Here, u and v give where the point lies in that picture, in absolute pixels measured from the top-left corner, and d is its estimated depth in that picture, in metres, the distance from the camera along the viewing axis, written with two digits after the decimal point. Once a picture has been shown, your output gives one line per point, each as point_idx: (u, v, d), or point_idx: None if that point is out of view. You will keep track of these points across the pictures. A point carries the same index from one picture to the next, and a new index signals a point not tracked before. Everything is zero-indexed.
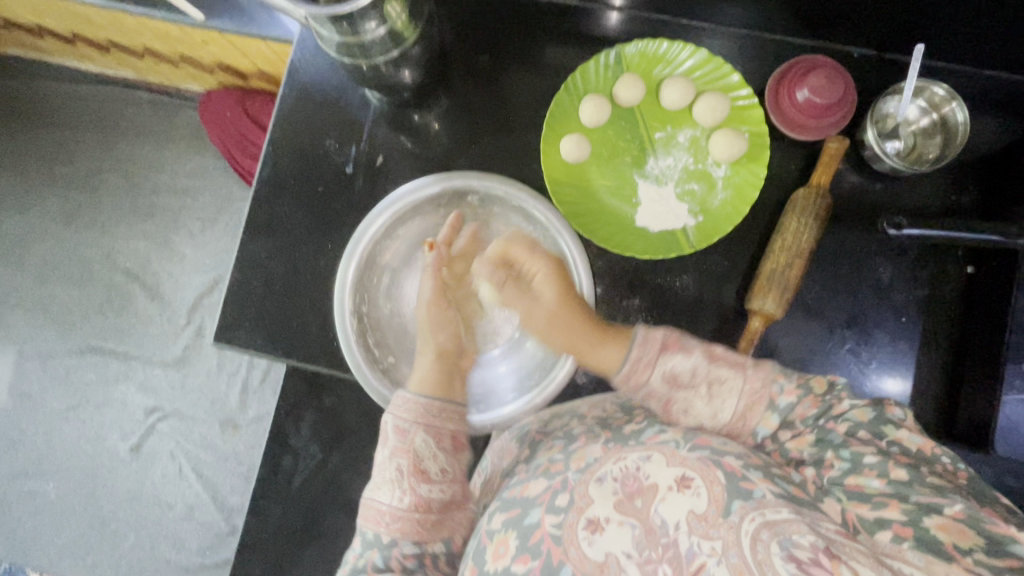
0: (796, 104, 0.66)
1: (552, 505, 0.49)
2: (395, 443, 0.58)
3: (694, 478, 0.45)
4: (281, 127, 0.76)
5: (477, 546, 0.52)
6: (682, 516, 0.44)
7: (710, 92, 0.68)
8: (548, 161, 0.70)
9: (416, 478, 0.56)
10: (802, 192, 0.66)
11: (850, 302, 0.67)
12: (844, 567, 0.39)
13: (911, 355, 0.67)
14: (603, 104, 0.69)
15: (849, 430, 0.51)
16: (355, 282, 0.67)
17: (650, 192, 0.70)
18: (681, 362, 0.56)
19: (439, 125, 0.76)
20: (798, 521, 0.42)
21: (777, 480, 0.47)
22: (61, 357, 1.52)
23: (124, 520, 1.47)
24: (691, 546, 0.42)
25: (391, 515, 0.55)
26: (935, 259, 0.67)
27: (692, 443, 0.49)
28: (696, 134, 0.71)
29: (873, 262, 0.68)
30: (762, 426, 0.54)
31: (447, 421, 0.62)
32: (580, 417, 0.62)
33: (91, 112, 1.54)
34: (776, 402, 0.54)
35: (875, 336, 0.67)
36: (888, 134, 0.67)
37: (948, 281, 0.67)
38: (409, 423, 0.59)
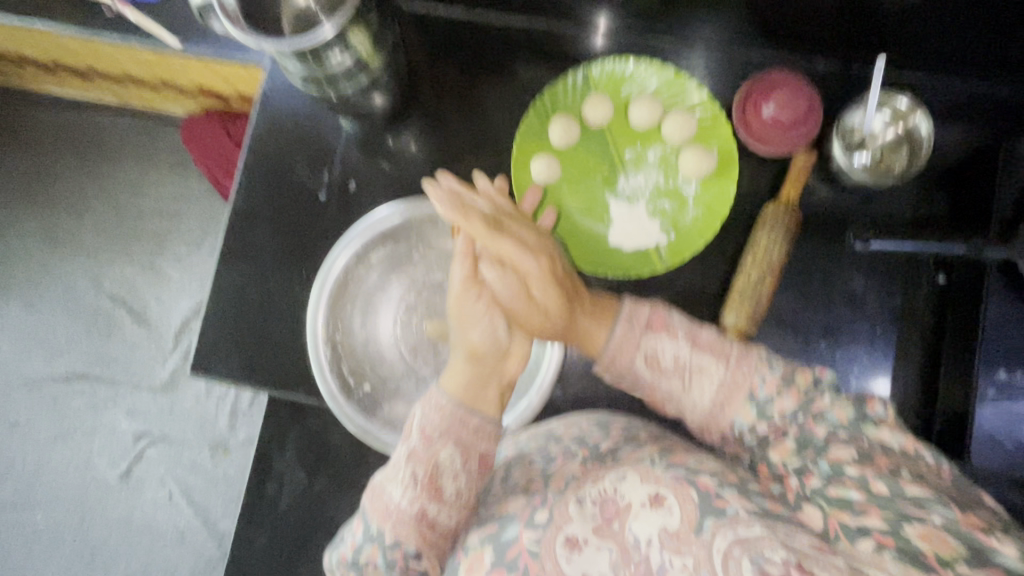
0: (763, 119, 0.67)
1: (531, 521, 0.47)
2: (417, 448, 0.52)
3: (668, 495, 0.43)
4: (255, 153, 0.76)
5: (453, 563, 0.49)
6: (654, 532, 0.41)
7: (677, 110, 0.69)
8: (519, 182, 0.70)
9: (431, 491, 0.51)
10: (771, 207, 0.66)
11: (824, 313, 0.68)
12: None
13: (887, 363, 0.67)
14: (571, 125, 0.69)
15: (828, 431, 0.50)
16: (326, 315, 0.67)
17: (621, 210, 0.70)
18: (666, 345, 0.57)
19: (416, 147, 0.76)
20: (770, 538, 0.39)
21: (751, 497, 0.44)
22: (48, 384, 1.51)
23: (116, 547, 1.45)
24: (663, 563, 0.40)
25: (398, 515, 0.50)
26: (906, 269, 0.67)
27: (668, 461, 0.48)
28: (666, 150, 0.71)
29: (845, 272, 0.68)
30: (741, 417, 0.54)
31: (479, 439, 0.54)
32: (557, 439, 0.60)
33: (75, 139, 1.54)
34: (755, 394, 0.53)
35: (850, 346, 0.67)
36: (855, 147, 0.66)
37: (920, 290, 0.67)
38: (438, 433, 0.52)
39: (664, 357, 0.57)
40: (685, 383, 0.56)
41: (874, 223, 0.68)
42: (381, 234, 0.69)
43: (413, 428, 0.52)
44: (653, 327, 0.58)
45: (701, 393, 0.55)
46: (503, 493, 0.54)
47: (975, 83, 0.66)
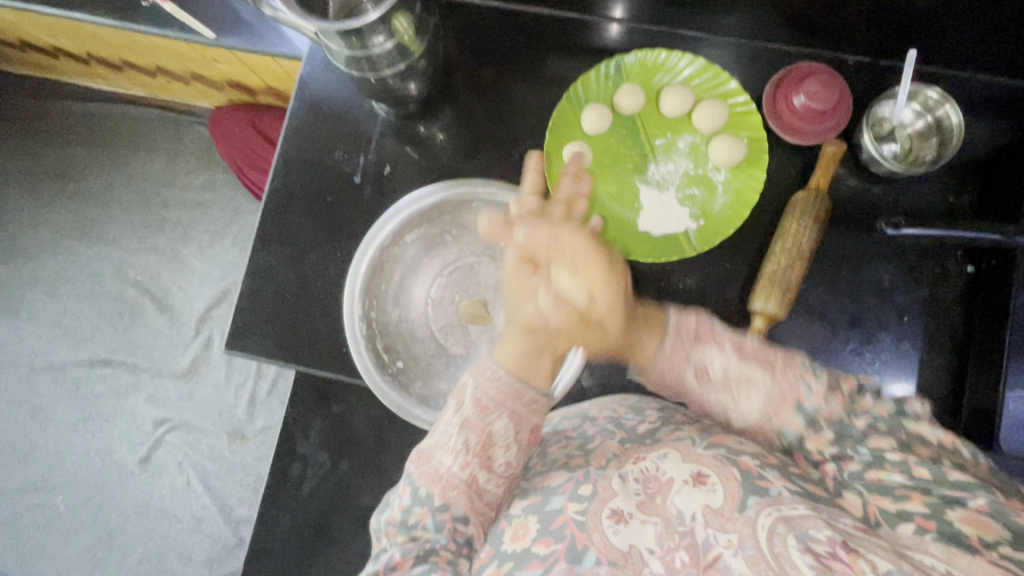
0: (794, 109, 0.68)
1: (575, 494, 0.48)
2: (471, 417, 0.53)
3: (709, 475, 0.45)
4: (291, 139, 0.79)
5: (496, 531, 0.52)
6: (699, 509, 0.43)
7: (708, 100, 0.70)
8: (551, 168, 0.71)
9: (483, 458, 0.52)
10: (802, 195, 0.67)
11: (852, 303, 0.68)
12: (862, 562, 0.37)
13: (914, 355, 0.67)
14: (604, 112, 0.71)
15: (869, 424, 0.49)
16: (363, 291, 0.69)
17: (651, 197, 0.72)
18: (714, 357, 0.55)
19: (444, 136, 0.78)
20: (814, 517, 0.40)
21: (793, 479, 0.45)
22: (71, 369, 1.54)
23: (134, 531, 1.47)
24: (708, 537, 0.41)
25: (448, 481, 0.52)
26: (934, 259, 0.68)
27: (709, 441, 0.48)
28: (696, 140, 0.72)
29: (873, 263, 0.68)
30: (788, 426, 0.51)
31: (532, 413, 0.56)
32: (591, 418, 0.61)
33: (105, 130, 1.58)
34: (802, 403, 0.51)
35: (877, 337, 0.68)
36: (884, 138, 0.68)
37: (948, 281, 0.68)
38: (495, 404, 0.54)
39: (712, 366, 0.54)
40: (733, 399, 0.53)
41: (903, 212, 0.69)
42: (418, 214, 0.70)
43: (469, 396, 0.53)
44: (703, 337, 0.56)
45: (749, 405, 0.52)
46: (541, 467, 0.56)
47: (1002, 83, 0.68)
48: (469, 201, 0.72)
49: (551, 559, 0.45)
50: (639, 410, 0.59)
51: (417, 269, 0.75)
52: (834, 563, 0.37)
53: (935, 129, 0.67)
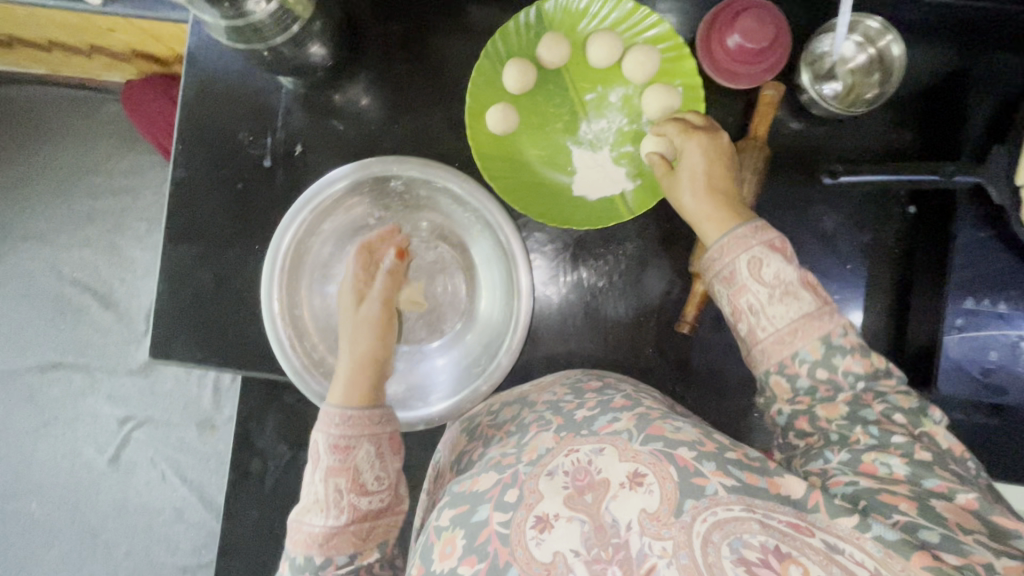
0: (730, 51, 0.62)
1: (501, 502, 0.44)
2: (333, 462, 0.50)
3: (647, 474, 0.42)
4: (189, 122, 0.71)
5: (425, 544, 0.47)
6: (635, 516, 0.40)
7: (639, 46, 0.65)
8: (474, 135, 0.65)
9: (354, 492, 0.50)
10: (742, 144, 0.64)
11: (795, 255, 0.66)
12: (794, 568, 0.36)
13: (856, 302, 0.66)
14: (527, 69, 0.64)
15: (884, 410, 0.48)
16: (282, 297, 0.63)
17: (585, 159, 0.67)
18: (774, 261, 0.51)
19: (370, 99, 0.71)
20: (749, 519, 0.39)
21: (731, 470, 0.42)
22: (20, 376, 1.47)
23: (115, 529, 1.45)
24: (643, 547, 0.39)
25: (328, 534, 0.48)
26: (878, 202, 0.66)
27: (646, 435, 0.45)
28: (629, 92, 0.67)
29: (816, 212, 0.66)
30: (806, 350, 0.49)
31: (387, 424, 0.55)
32: (530, 405, 0.58)
33: (8, 116, 1.43)
34: (832, 337, 0.49)
35: (820, 287, 0.66)
36: (824, 75, 0.64)
37: (892, 223, 0.66)
38: (349, 439, 0.52)
39: (768, 268, 0.51)
40: (770, 298, 0.50)
41: (844, 158, 0.66)
42: (330, 200, 0.64)
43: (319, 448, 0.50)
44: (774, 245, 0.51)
45: (779, 313, 0.50)
46: (478, 466, 0.52)
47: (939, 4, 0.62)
48: (386, 178, 0.66)
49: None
50: (580, 393, 0.57)
51: (338, 259, 0.70)
52: (765, 571, 0.36)
53: (880, 65, 0.62)
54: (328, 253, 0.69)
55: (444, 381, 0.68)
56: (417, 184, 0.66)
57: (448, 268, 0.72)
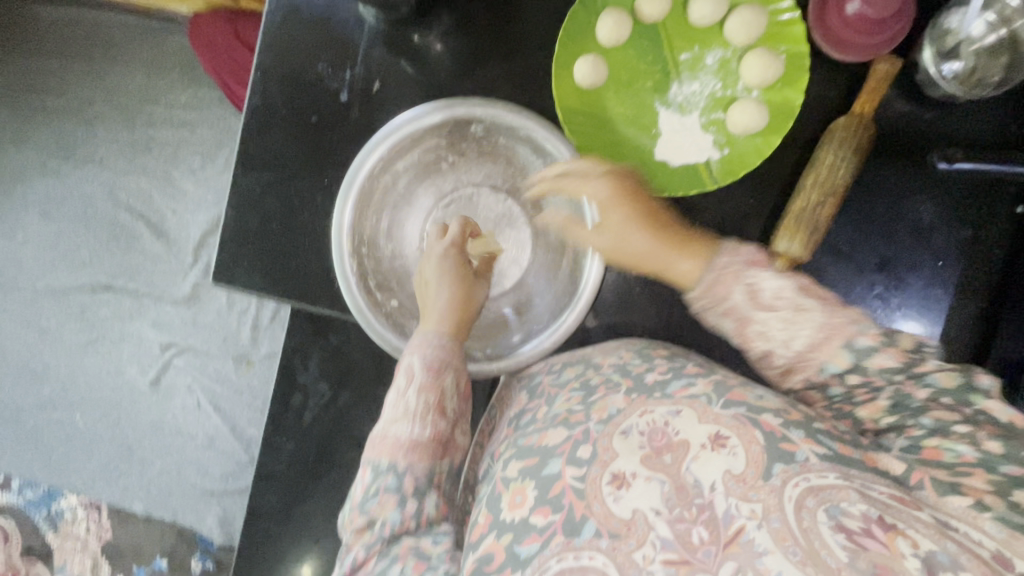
0: (846, 19, 0.58)
1: (574, 457, 0.44)
2: (425, 380, 0.53)
3: (730, 437, 0.41)
4: (269, 48, 0.70)
5: (491, 494, 0.47)
6: (718, 476, 0.39)
7: (746, 6, 0.60)
8: (559, 85, 0.63)
9: (439, 412, 0.53)
10: (843, 120, 0.60)
11: (884, 244, 0.63)
12: (901, 541, 0.35)
13: (944, 301, 0.63)
14: (622, 20, 0.62)
15: (929, 396, 0.44)
16: (352, 221, 0.64)
17: (672, 122, 0.64)
18: (767, 277, 0.49)
19: (441, 46, 0.69)
20: (847, 487, 0.37)
21: (820, 438, 0.41)
22: (73, 293, 1.52)
23: (150, 448, 1.50)
24: (730, 508, 0.38)
25: (409, 445, 0.51)
26: (983, 198, 0.61)
27: (727, 399, 0.44)
28: (727, 55, 0.63)
29: (913, 201, 0.62)
30: (832, 362, 0.46)
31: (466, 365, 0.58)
32: (595, 366, 0.56)
33: (79, 38, 1.46)
34: (853, 340, 0.45)
35: (907, 281, 0.63)
36: (947, 54, 0.58)
37: (995, 222, 0.61)
38: (443, 362, 0.55)
39: (766, 291, 0.48)
40: (785, 325, 0.48)
41: (954, 145, 0.61)
42: (410, 137, 0.64)
43: (417, 365, 0.53)
44: (759, 261, 0.50)
45: (792, 335, 0.47)
46: (540, 422, 0.51)
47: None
48: (467, 123, 0.65)
49: (548, 533, 0.41)
50: (647, 358, 0.55)
51: (409, 200, 0.70)
52: (868, 541, 0.35)
53: (1010, 50, 0.58)
54: (401, 193, 0.69)
55: (511, 333, 0.69)
56: (497, 131, 0.65)
57: (515, 222, 0.71)
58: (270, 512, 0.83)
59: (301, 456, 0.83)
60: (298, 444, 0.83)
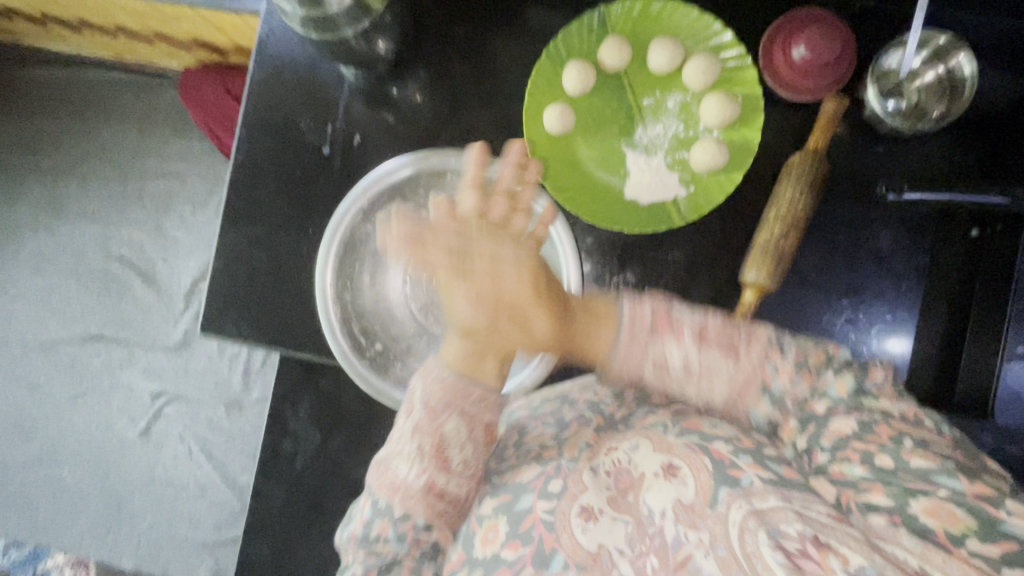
0: (792, 63, 0.62)
1: (545, 491, 0.47)
2: (421, 421, 0.52)
3: (681, 466, 0.44)
4: (254, 107, 0.73)
5: (467, 532, 0.51)
6: (669, 504, 0.42)
7: (700, 54, 0.65)
8: (530, 133, 0.66)
9: (438, 461, 0.51)
10: (797, 157, 0.63)
11: (848, 271, 0.65)
12: (833, 558, 0.35)
13: (911, 322, 0.65)
14: (587, 71, 0.65)
15: (828, 407, 0.48)
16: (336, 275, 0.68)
17: (638, 162, 0.67)
18: (672, 347, 0.52)
19: (420, 97, 0.73)
20: (785, 509, 0.38)
21: (768, 464, 0.43)
22: (63, 346, 1.52)
23: (141, 501, 1.47)
24: (678, 535, 0.40)
25: (406, 489, 0.51)
26: (937, 223, 0.65)
27: (681, 428, 0.48)
28: (686, 99, 0.67)
29: (872, 229, 0.65)
30: (756, 409, 0.50)
31: (483, 410, 0.54)
32: (570, 402, 0.59)
33: (71, 96, 1.50)
34: (769, 384, 0.50)
35: (873, 305, 0.65)
36: (890, 91, 0.63)
37: (950, 246, 0.65)
38: (442, 406, 0.52)
39: (673, 359, 0.52)
40: (701, 386, 0.51)
41: (904, 177, 0.65)
42: (389, 190, 0.68)
43: (415, 401, 0.52)
44: (660, 326, 0.53)
45: (714, 391, 0.51)
46: (515, 459, 0.55)
47: (997, 23, 0.63)
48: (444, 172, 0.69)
49: (519, 565, 0.45)
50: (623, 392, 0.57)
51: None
52: (805, 561, 0.35)
53: (949, 83, 0.62)
54: None
55: None
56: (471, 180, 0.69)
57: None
58: (261, 561, 0.83)
59: (290, 504, 0.83)
60: (288, 491, 0.83)
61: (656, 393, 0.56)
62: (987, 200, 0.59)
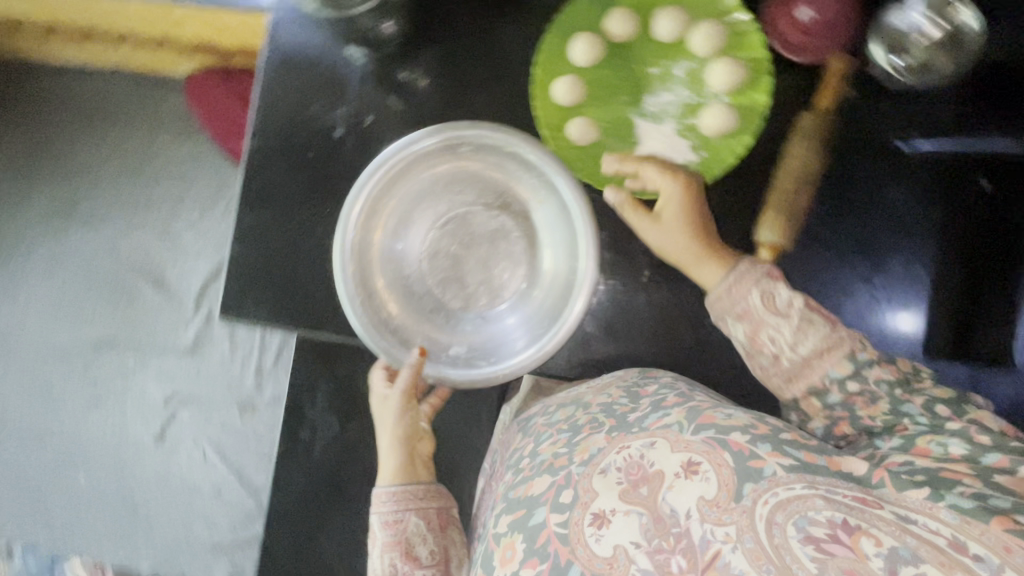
0: (801, 23, 0.64)
1: (558, 503, 0.51)
2: (387, 539, 0.63)
3: (701, 462, 0.46)
4: (268, 93, 0.74)
5: (486, 551, 0.55)
6: (693, 504, 0.45)
7: (706, 20, 0.66)
8: (538, 105, 0.67)
9: (405, 553, 0.62)
10: (807, 116, 0.65)
11: (860, 225, 0.66)
12: (865, 540, 0.39)
13: (926, 279, 0.65)
14: (594, 43, 0.66)
15: (927, 404, 0.52)
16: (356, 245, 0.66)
17: (649, 130, 0.68)
18: (782, 288, 0.55)
19: (426, 80, 0.73)
20: (812, 496, 0.42)
21: (787, 450, 0.46)
22: (76, 353, 1.52)
23: (157, 505, 1.47)
24: (705, 534, 0.43)
25: None
26: (948, 177, 0.65)
27: (697, 424, 0.50)
28: (693, 66, 0.68)
29: (881, 183, 0.66)
30: (835, 369, 0.53)
31: (433, 500, 0.66)
32: (585, 406, 0.63)
33: (75, 97, 1.52)
34: (856, 354, 0.53)
35: (886, 261, 0.65)
36: (897, 49, 0.64)
37: (961, 199, 0.65)
38: (399, 515, 0.64)
39: (780, 298, 0.54)
40: (794, 332, 0.53)
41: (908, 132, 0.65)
42: (406, 162, 0.67)
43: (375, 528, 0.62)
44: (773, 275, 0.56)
45: (804, 346, 0.53)
46: (530, 472, 0.57)
47: None
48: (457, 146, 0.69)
49: None
50: (634, 397, 0.61)
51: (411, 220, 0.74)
52: (835, 546, 0.39)
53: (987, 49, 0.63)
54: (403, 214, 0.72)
55: (517, 338, 0.69)
56: (485, 151, 0.69)
57: (508, 236, 0.73)
58: (282, 553, 0.83)
59: (311, 492, 0.83)
60: (306, 479, 0.83)
61: (670, 393, 0.59)
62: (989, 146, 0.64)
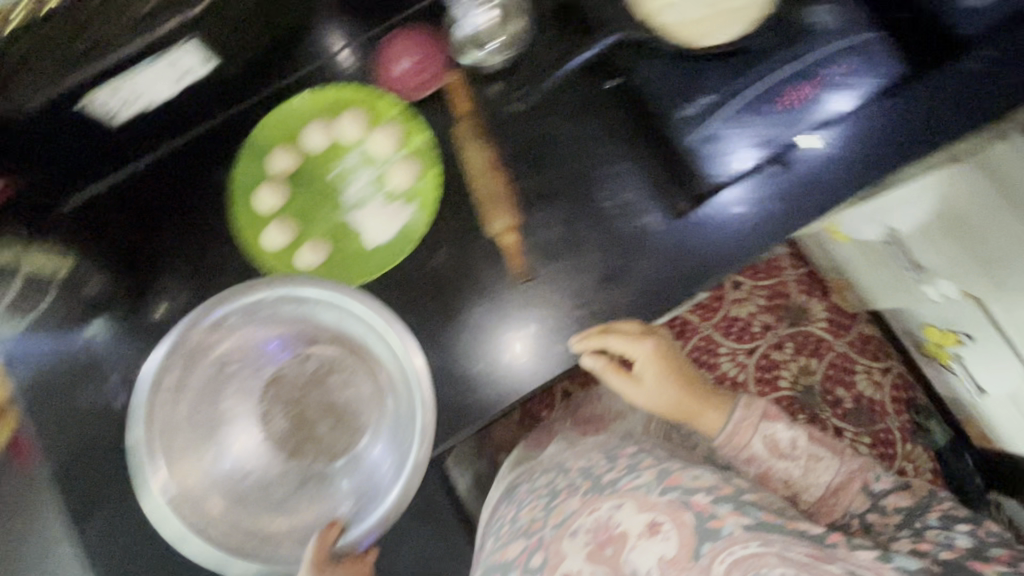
0: (402, 74, 0.67)
1: (528, 567, 0.53)
2: None
3: (663, 522, 0.48)
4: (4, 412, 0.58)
5: None
6: (654, 563, 0.46)
7: (350, 113, 0.65)
8: (258, 255, 0.63)
9: None
10: (460, 125, 0.66)
11: (656, 165, 0.64)
12: None
13: (768, 154, 0.61)
14: (275, 186, 0.64)
15: (940, 516, 0.57)
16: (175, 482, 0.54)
17: (369, 217, 0.64)
18: (782, 430, 0.62)
19: (167, 313, 0.63)
20: (766, 554, 0.43)
21: (747, 510, 0.49)
22: None
23: None
24: None
25: None
26: (648, 58, 0.65)
27: (664, 484, 0.52)
28: (358, 155, 0.65)
29: (655, 105, 0.64)
30: (854, 505, 0.60)
31: None
32: (565, 471, 0.64)
33: None
34: (871, 487, 0.61)
35: (711, 139, 0.62)
36: (476, 45, 0.67)
37: (638, 56, 0.65)
38: None
39: (783, 439, 0.62)
40: (804, 471, 0.61)
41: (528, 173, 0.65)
42: (186, 352, 0.54)
43: None
44: (771, 414, 0.63)
45: (818, 479, 0.61)
46: (509, 535, 0.59)
47: None
48: (255, 309, 0.56)
49: None
50: (613, 459, 0.62)
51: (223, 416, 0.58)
52: None
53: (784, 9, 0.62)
54: (198, 396, 0.57)
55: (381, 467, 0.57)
56: (257, 311, 0.56)
57: (337, 366, 0.60)
58: None
59: None
60: None
61: (645, 457, 0.60)
62: (838, 78, 0.60)
